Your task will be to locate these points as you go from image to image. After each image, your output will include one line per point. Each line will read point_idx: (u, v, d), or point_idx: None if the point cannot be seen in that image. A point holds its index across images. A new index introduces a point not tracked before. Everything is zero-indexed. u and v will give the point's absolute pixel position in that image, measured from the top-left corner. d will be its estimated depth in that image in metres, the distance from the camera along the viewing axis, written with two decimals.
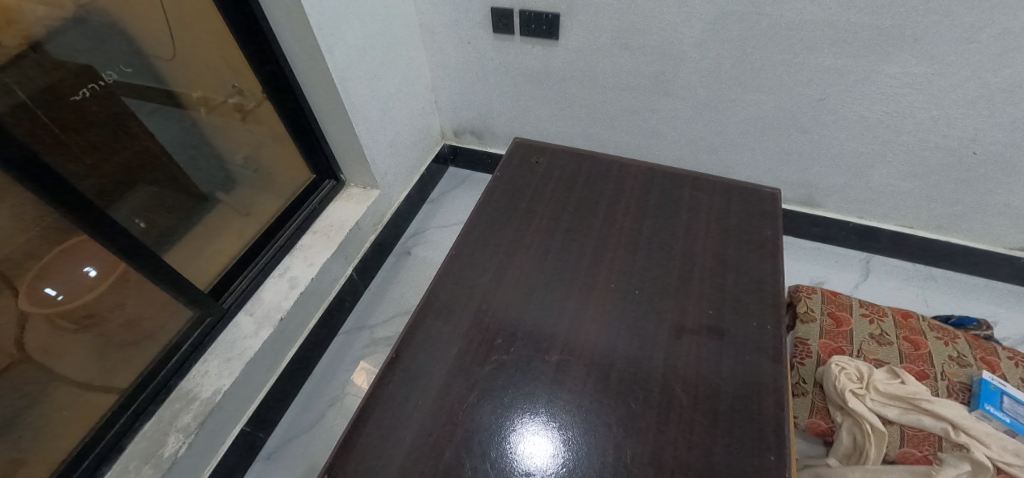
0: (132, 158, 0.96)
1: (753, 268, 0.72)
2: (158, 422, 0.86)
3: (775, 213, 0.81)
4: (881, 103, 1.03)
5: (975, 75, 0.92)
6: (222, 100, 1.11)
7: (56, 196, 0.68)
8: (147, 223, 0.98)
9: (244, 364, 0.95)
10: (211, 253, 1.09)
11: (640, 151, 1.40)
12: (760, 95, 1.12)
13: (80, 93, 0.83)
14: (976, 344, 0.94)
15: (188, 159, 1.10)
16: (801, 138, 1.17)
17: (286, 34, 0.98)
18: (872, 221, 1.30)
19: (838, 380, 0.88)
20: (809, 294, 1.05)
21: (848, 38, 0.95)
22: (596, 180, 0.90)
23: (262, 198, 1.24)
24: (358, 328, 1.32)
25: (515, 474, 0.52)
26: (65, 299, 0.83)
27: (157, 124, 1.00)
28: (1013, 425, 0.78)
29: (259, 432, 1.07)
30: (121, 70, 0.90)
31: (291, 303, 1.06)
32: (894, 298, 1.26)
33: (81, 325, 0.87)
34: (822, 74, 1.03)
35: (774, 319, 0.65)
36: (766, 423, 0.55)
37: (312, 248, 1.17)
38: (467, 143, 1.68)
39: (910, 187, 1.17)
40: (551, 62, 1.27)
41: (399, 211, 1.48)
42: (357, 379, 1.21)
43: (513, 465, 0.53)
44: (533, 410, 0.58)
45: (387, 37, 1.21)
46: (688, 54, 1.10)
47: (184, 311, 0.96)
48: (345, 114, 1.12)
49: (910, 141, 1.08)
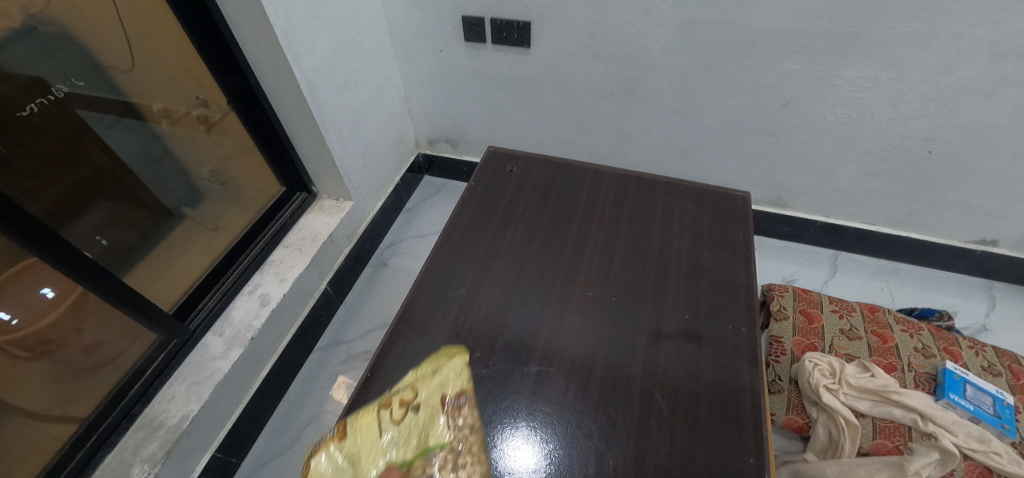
0: (88, 175, 0.91)
1: (727, 271, 0.73)
2: (121, 453, 0.81)
3: (745, 215, 0.82)
4: (842, 107, 1.07)
5: (927, 78, 0.97)
6: (185, 112, 1.07)
7: (23, 232, 0.65)
8: (108, 241, 0.94)
9: (213, 387, 0.91)
10: (177, 272, 1.05)
11: (615, 156, 1.42)
12: (728, 100, 1.15)
13: (28, 108, 0.77)
14: (939, 335, 0.98)
15: (152, 174, 1.05)
16: (768, 141, 1.21)
17: (251, 44, 0.95)
18: (838, 219, 1.34)
19: (812, 377, 0.90)
20: (782, 293, 1.08)
21: (809, 45, 0.98)
22: (571, 188, 0.90)
23: (230, 212, 1.19)
24: (335, 343, 1.29)
25: None
26: (24, 323, 0.78)
27: (116, 138, 0.95)
28: (976, 412, 0.82)
29: (232, 457, 1.03)
30: (73, 83, 0.85)
31: (263, 321, 1.02)
32: (861, 293, 1.31)
33: (36, 353, 0.82)
34: (785, 79, 1.06)
35: (748, 321, 0.66)
36: (745, 426, 0.55)
37: (283, 262, 1.14)
38: (443, 151, 1.67)
39: (872, 186, 1.22)
40: (524, 69, 1.28)
41: (374, 221, 1.45)
42: (335, 396, 1.18)
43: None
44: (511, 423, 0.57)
45: (357, 45, 1.19)
46: (657, 61, 1.12)
47: (147, 334, 0.91)
48: (315, 126, 1.10)
49: (870, 142, 1.12)
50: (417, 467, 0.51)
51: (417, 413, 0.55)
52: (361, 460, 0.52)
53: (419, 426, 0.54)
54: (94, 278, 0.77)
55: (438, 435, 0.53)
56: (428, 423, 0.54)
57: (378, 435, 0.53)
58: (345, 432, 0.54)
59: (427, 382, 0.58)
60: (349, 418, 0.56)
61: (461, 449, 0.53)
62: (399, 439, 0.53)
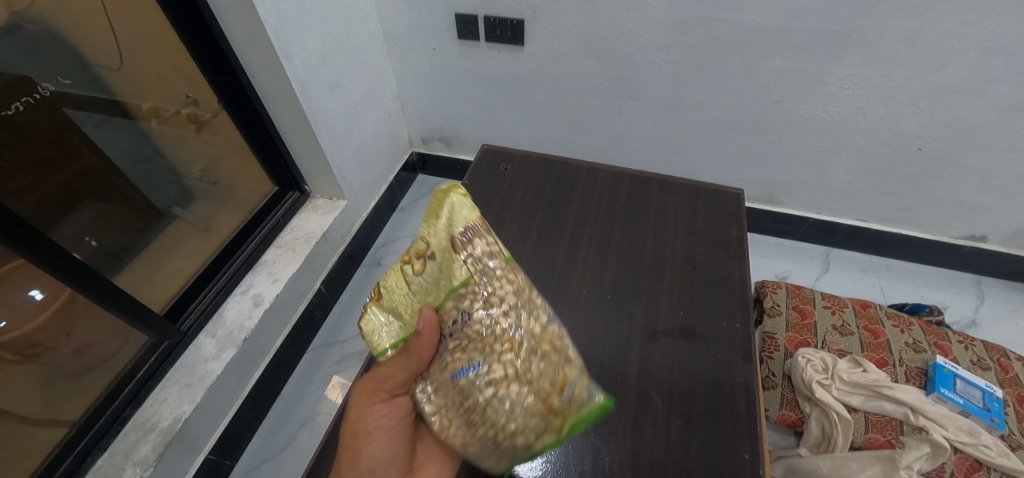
0: (76, 175, 0.89)
1: (721, 268, 0.74)
2: (112, 456, 0.80)
3: (739, 212, 0.83)
4: (834, 104, 1.08)
5: (917, 76, 0.97)
6: (175, 111, 1.05)
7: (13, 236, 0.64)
8: (98, 242, 0.93)
9: (206, 388, 0.90)
10: (168, 273, 1.04)
11: (609, 154, 1.42)
12: (721, 98, 1.15)
13: (12, 107, 0.75)
14: (929, 330, 0.99)
15: (142, 174, 1.04)
16: (761, 138, 1.22)
17: (242, 42, 0.94)
18: (830, 216, 1.36)
19: (805, 372, 0.90)
20: (775, 289, 1.08)
21: (801, 43, 0.99)
22: (566, 186, 0.90)
23: (221, 212, 1.18)
24: (329, 344, 1.28)
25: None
26: (11, 326, 0.78)
27: (105, 137, 0.94)
28: (966, 405, 0.83)
29: (225, 459, 1.02)
30: (59, 81, 0.84)
31: (256, 321, 1.01)
32: (853, 289, 1.32)
33: (23, 356, 0.82)
34: (777, 77, 1.07)
35: (743, 317, 0.67)
36: (740, 422, 0.56)
37: (276, 262, 1.12)
38: (436, 150, 1.67)
39: (863, 183, 1.23)
40: (518, 67, 1.27)
41: (368, 220, 1.45)
42: (330, 396, 1.17)
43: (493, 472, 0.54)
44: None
45: (349, 43, 1.18)
46: (651, 58, 1.12)
47: (138, 336, 0.90)
48: (307, 124, 1.09)
49: (862, 139, 1.13)
50: (449, 308, 0.48)
51: (434, 256, 0.50)
52: (402, 313, 0.52)
53: (440, 267, 0.49)
54: (83, 280, 0.76)
55: (456, 272, 0.48)
56: (446, 262, 0.49)
57: (408, 289, 0.52)
58: (384, 292, 0.54)
59: (434, 226, 0.51)
60: (383, 281, 0.55)
61: (488, 276, 0.48)
62: (427, 286, 0.50)
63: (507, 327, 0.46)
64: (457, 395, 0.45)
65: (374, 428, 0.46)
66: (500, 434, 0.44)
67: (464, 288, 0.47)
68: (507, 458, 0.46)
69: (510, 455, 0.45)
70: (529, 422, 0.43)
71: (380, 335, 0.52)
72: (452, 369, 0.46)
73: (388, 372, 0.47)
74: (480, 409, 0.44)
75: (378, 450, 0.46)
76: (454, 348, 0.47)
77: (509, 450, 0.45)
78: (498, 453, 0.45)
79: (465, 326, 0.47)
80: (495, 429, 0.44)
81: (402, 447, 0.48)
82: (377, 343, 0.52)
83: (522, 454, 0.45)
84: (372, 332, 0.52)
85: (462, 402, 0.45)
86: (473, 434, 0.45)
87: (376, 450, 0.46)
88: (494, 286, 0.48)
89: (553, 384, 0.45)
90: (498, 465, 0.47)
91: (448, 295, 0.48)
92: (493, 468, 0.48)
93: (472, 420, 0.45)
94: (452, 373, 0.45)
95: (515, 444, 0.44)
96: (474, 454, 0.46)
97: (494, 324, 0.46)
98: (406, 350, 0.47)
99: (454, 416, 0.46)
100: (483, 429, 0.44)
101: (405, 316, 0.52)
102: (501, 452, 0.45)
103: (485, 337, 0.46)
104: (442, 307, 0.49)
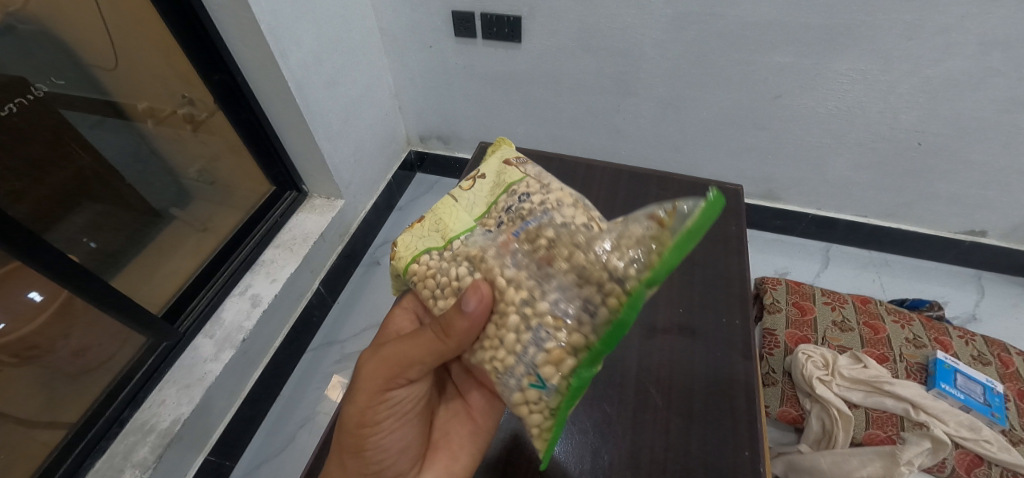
0: (72, 177, 0.89)
1: (721, 264, 0.73)
2: (111, 458, 0.80)
3: (738, 208, 0.82)
4: (833, 100, 1.08)
5: (916, 70, 0.97)
6: (171, 111, 1.04)
7: (8, 237, 0.64)
8: (96, 244, 0.93)
9: (204, 389, 0.89)
10: (166, 274, 1.03)
11: (607, 151, 1.42)
12: (719, 94, 1.15)
13: (6, 108, 0.74)
14: (929, 325, 0.99)
15: (139, 175, 1.03)
16: (760, 134, 1.21)
17: (237, 41, 0.93)
18: (829, 211, 1.35)
19: (805, 368, 0.90)
20: (775, 286, 1.08)
21: (799, 37, 0.98)
22: (564, 183, 0.89)
23: (219, 212, 1.17)
24: (328, 343, 1.28)
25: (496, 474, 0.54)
26: (9, 328, 0.78)
27: (101, 138, 0.93)
28: (967, 401, 0.83)
29: (225, 460, 1.02)
30: (53, 81, 0.82)
31: (255, 322, 1.00)
32: (853, 285, 1.31)
33: (23, 358, 0.81)
34: (776, 72, 1.06)
35: (742, 314, 0.66)
36: (740, 419, 0.55)
37: (274, 262, 1.12)
38: (435, 148, 1.66)
39: (862, 178, 1.22)
40: (515, 65, 1.27)
41: (367, 219, 1.44)
42: (330, 396, 1.17)
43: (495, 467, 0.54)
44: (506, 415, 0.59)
45: (345, 41, 1.18)
46: (649, 55, 1.12)
47: (137, 337, 0.90)
48: (304, 123, 1.08)
49: (861, 134, 1.12)
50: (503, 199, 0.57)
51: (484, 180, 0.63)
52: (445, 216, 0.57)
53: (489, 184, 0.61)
54: (80, 282, 0.75)
55: (509, 180, 0.60)
56: (496, 180, 0.61)
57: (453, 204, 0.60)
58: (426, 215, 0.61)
59: (488, 163, 0.66)
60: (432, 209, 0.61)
61: (538, 179, 0.60)
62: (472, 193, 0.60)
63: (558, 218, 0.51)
64: (521, 248, 0.48)
65: (382, 415, 0.47)
66: (580, 283, 0.42)
67: (517, 186, 0.58)
68: (588, 329, 0.40)
69: (590, 303, 0.40)
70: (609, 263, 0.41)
71: (418, 243, 0.56)
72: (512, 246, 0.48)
73: (402, 352, 0.46)
74: (553, 251, 0.45)
75: (386, 437, 0.48)
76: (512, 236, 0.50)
77: (587, 296, 0.41)
78: (575, 300, 0.41)
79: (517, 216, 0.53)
80: (571, 268, 0.43)
81: (413, 433, 0.51)
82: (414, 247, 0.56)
83: (609, 312, 0.39)
84: (409, 244, 0.57)
85: (529, 262, 0.46)
86: (548, 292, 0.43)
87: (390, 440, 0.49)
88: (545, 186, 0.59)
89: (626, 229, 0.44)
90: (563, 369, 0.40)
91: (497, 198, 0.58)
92: (559, 381, 0.40)
93: (541, 274, 0.44)
94: (514, 231, 0.50)
95: (592, 295, 0.41)
96: (526, 347, 0.42)
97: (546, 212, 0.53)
98: (441, 330, 0.44)
99: (517, 270, 0.46)
100: (553, 268, 0.44)
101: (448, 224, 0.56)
102: (581, 303, 0.41)
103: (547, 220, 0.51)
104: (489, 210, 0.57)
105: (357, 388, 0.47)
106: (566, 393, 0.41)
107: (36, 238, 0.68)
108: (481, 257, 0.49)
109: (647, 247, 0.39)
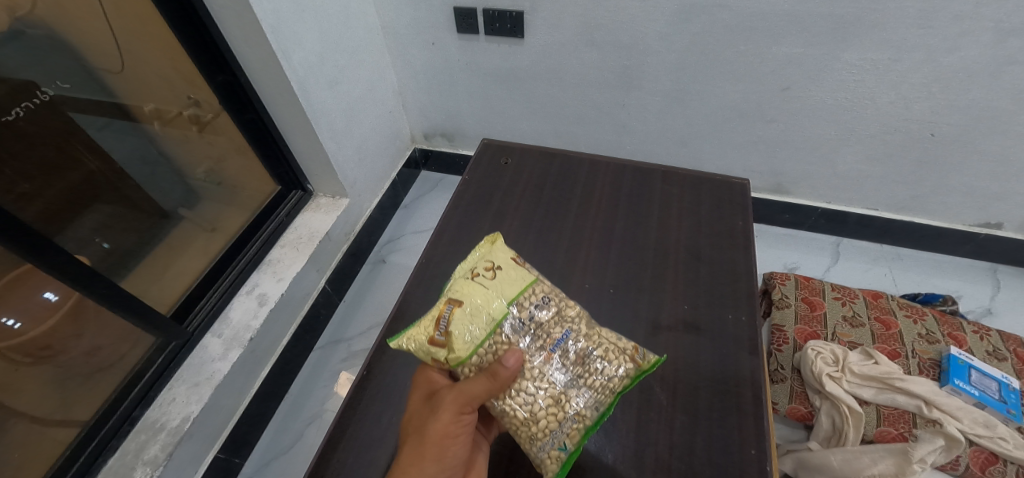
0: (83, 179, 0.89)
1: (727, 261, 0.72)
2: (123, 456, 0.81)
3: (744, 203, 0.81)
4: (843, 91, 1.06)
5: (928, 59, 0.95)
6: (176, 112, 1.05)
7: (17, 240, 0.64)
8: (109, 243, 0.94)
9: (213, 388, 0.90)
10: (175, 274, 1.04)
11: (612, 147, 1.41)
12: (726, 86, 1.13)
13: (12, 113, 0.74)
14: (943, 320, 0.97)
15: (148, 176, 1.04)
16: (767, 127, 1.19)
17: (240, 42, 0.94)
18: (839, 205, 1.33)
19: (814, 365, 0.88)
20: (783, 281, 1.07)
21: (808, 27, 0.96)
22: (567, 180, 0.88)
23: (226, 212, 1.18)
24: (335, 342, 1.29)
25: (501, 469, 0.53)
26: (26, 327, 0.78)
27: (110, 140, 0.94)
28: (981, 397, 0.81)
29: (235, 457, 1.03)
30: (59, 85, 0.82)
31: (262, 321, 1.01)
32: (864, 279, 1.29)
33: (36, 358, 0.81)
34: (783, 64, 1.04)
35: (749, 310, 0.65)
36: (746, 418, 0.54)
37: (280, 261, 1.13)
38: (439, 146, 1.66)
39: (873, 171, 1.20)
40: (518, 60, 1.26)
41: (372, 218, 1.45)
42: (338, 394, 1.18)
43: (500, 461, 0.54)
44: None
45: (347, 39, 1.17)
46: (653, 47, 1.10)
47: (146, 337, 0.91)
48: (308, 123, 1.09)
49: (871, 127, 1.10)
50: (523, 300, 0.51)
51: (506, 270, 0.52)
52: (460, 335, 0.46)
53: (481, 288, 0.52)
54: (87, 282, 0.76)
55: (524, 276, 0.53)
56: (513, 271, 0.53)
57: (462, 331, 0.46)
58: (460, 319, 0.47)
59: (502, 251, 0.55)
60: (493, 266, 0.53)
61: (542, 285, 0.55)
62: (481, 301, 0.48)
63: (573, 314, 0.53)
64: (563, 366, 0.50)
65: (462, 433, 0.46)
66: (587, 377, 0.50)
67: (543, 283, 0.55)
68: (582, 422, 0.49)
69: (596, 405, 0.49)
70: (611, 375, 0.50)
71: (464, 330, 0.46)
72: (532, 342, 0.49)
73: (473, 389, 0.45)
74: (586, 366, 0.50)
75: (463, 452, 0.46)
76: (533, 332, 0.50)
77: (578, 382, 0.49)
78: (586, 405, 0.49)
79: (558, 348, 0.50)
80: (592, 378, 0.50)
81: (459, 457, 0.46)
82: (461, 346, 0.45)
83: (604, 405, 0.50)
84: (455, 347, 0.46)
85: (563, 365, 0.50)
86: (557, 376, 0.49)
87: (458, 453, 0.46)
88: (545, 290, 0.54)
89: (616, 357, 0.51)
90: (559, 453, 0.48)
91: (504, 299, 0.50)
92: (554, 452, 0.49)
93: (565, 373, 0.49)
94: (550, 345, 0.50)
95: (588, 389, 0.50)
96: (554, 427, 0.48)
97: (567, 306, 0.54)
98: (495, 375, 0.44)
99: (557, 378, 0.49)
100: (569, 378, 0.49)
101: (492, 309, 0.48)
102: (594, 401, 0.49)
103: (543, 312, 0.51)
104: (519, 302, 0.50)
105: (438, 411, 0.45)
106: (571, 455, 0.49)
107: (44, 241, 0.68)
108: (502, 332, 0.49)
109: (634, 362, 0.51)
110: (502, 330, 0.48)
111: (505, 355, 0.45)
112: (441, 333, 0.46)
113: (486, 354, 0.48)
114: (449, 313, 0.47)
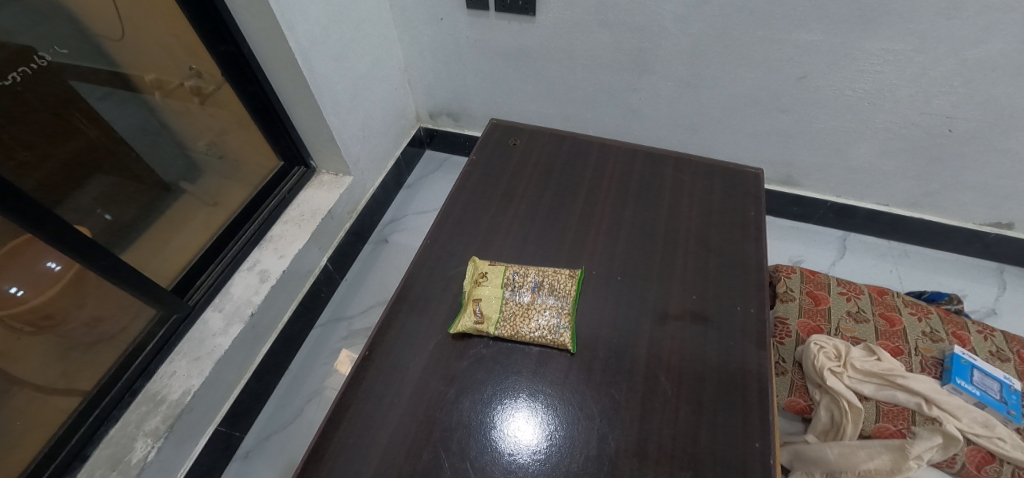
0: (84, 146, 0.85)
1: (736, 250, 0.71)
2: (125, 426, 0.82)
3: (757, 193, 0.79)
4: (861, 82, 1.03)
5: (952, 52, 0.92)
6: (178, 84, 1.01)
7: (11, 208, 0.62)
8: (111, 216, 0.91)
9: (214, 362, 0.90)
10: (176, 249, 1.03)
11: (622, 132, 1.38)
12: (742, 73, 1.10)
13: (9, 78, 0.68)
14: (948, 319, 0.96)
15: (150, 147, 0.99)
16: (782, 117, 1.17)
17: (243, 12, 0.91)
18: (849, 199, 1.31)
19: (817, 359, 0.88)
20: (789, 274, 1.05)
21: (831, 13, 0.93)
22: (576, 163, 0.87)
23: (227, 187, 1.16)
24: (335, 320, 1.29)
25: (501, 456, 0.52)
26: (27, 296, 0.74)
27: (111, 110, 0.89)
28: (982, 397, 0.81)
29: (235, 431, 1.04)
30: (56, 50, 0.75)
31: (263, 297, 1.01)
32: (869, 275, 1.29)
33: (37, 327, 0.77)
34: (801, 51, 1.01)
35: (757, 302, 0.65)
36: (750, 411, 0.54)
37: (282, 238, 1.12)
38: (444, 125, 1.63)
39: (886, 166, 1.18)
40: (528, 39, 1.22)
41: (375, 197, 1.43)
42: (338, 371, 1.19)
43: (500, 446, 0.53)
44: (494, 402, 0.57)
45: (354, 12, 1.14)
46: (669, 30, 1.07)
47: (146, 310, 0.90)
48: (312, 97, 1.07)
49: (889, 120, 1.08)
50: (511, 284, 0.66)
51: (489, 275, 0.67)
52: (489, 316, 0.63)
53: (481, 281, 0.67)
54: (88, 254, 0.75)
55: (495, 266, 0.69)
56: (488, 268, 0.68)
57: (489, 314, 0.63)
58: (487, 307, 0.64)
59: (478, 264, 0.69)
60: (483, 271, 0.68)
61: (524, 270, 0.68)
62: (487, 297, 0.64)
63: (530, 267, 0.69)
64: (523, 285, 0.66)
65: None
66: (546, 287, 0.66)
67: (510, 266, 0.69)
68: (563, 303, 0.64)
69: (564, 298, 0.64)
70: (558, 277, 0.67)
71: (489, 304, 0.64)
72: (517, 291, 0.65)
73: None
74: (536, 271, 0.67)
75: None
76: (519, 287, 0.66)
77: (545, 291, 0.65)
78: (558, 290, 0.65)
79: (537, 284, 0.66)
80: (555, 284, 0.66)
81: None
82: (490, 311, 0.63)
83: (571, 301, 0.64)
84: (488, 319, 0.63)
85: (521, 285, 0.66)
86: (528, 295, 0.65)
87: None
88: (525, 273, 0.67)
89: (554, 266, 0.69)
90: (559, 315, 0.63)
91: (499, 285, 0.66)
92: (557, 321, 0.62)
93: (539, 297, 0.65)
94: (530, 289, 0.65)
95: (553, 291, 0.65)
96: (540, 317, 0.62)
97: (537, 272, 0.68)
98: None
99: (531, 293, 0.65)
100: (541, 292, 0.65)
101: (494, 291, 0.65)
102: (558, 291, 0.65)
103: (513, 280, 0.67)
104: (508, 281, 0.66)
105: None
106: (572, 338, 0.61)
107: (41, 209, 0.67)
108: (513, 293, 0.65)
109: (567, 270, 0.68)
110: (508, 298, 0.64)
111: (519, 317, 0.62)
112: (477, 314, 0.63)
113: (507, 312, 0.63)
114: (476, 306, 0.64)
